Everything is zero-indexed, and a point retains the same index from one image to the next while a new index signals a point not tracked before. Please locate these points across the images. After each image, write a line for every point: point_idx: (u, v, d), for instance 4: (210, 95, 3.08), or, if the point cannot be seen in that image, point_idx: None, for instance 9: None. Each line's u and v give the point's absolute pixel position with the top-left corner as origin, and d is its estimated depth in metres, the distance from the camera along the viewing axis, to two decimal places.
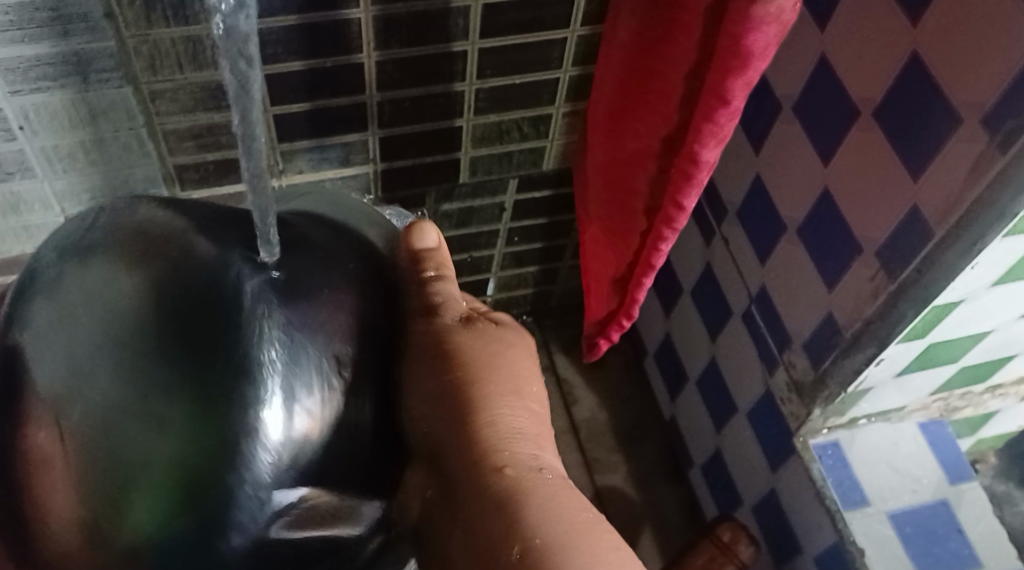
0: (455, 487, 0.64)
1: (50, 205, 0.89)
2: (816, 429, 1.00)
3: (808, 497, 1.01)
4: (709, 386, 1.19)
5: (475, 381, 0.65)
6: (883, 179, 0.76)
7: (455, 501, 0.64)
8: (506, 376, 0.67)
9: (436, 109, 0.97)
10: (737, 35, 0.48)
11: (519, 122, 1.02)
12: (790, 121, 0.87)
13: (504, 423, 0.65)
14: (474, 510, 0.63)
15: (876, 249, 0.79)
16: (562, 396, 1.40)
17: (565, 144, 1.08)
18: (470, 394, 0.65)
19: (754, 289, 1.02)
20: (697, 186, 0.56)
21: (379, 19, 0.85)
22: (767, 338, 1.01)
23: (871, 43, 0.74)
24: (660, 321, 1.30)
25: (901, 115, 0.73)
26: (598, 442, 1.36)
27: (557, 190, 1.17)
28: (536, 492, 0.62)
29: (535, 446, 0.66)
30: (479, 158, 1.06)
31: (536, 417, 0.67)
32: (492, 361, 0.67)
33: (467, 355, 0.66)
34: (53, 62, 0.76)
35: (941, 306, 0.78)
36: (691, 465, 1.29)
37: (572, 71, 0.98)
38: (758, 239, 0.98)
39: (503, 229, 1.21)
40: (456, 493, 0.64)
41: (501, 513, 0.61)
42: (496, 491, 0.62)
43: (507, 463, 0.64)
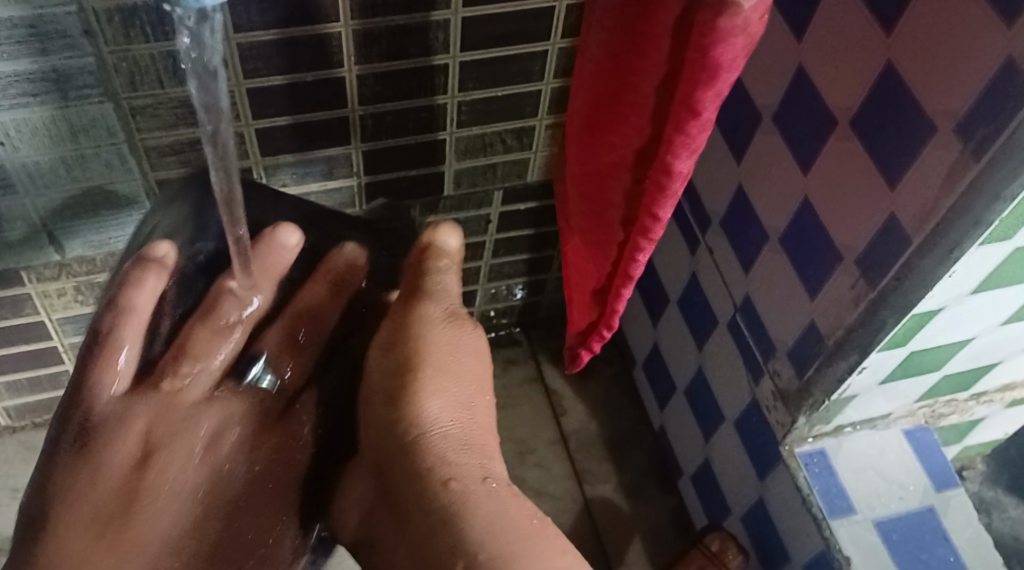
0: (397, 489, 0.69)
1: (33, 222, 0.88)
2: (802, 438, 1.00)
3: (795, 505, 1.01)
4: (697, 395, 1.19)
5: (424, 381, 0.71)
6: (860, 187, 0.76)
7: (399, 504, 0.68)
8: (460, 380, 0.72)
9: (418, 122, 0.97)
10: (705, 48, 0.48)
11: (502, 134, 1.03)
12: (769, 130, 0.87)
13: (440, 423, 0.69)
14: (419, 521, 0.66)
15: (855, 257, 0.79)
16: (551, 406, 1.40)
17: (549, 155, 1.09)
18: (416, 388, 0.71)
19: (739, 298, 1.02)
20: (671, 198, 0.56)
21: (359, 33, 0.86)
22: (752, 346, 1.02)
23: (846, 51, 0.74)
24: (648, 331, 1.31)
25: (877, 124, 0.73)
26: (588, 453, 1.36)
27: (542, 201, 1.18)
28: (478, 506, 0.65)
29: (480, 454, 0.69)
30: (463, 170, 1.06)
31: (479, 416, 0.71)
32: (451, 356, 0.73)
33: (426, 350, 0.73)
34: (33, 78, 0.77)
35: (921, 314, 0.78)
36: (680, 475, 1.29)
37: (553, 83, 0.98)
38: (741, 247, 0.99)
39: (489, 240, 1.21)
40: (399, 495, 0.68)
41: (445, 529, 0.64)
42: (439, 506, 0.65)
43: (453, 475, 0.66)
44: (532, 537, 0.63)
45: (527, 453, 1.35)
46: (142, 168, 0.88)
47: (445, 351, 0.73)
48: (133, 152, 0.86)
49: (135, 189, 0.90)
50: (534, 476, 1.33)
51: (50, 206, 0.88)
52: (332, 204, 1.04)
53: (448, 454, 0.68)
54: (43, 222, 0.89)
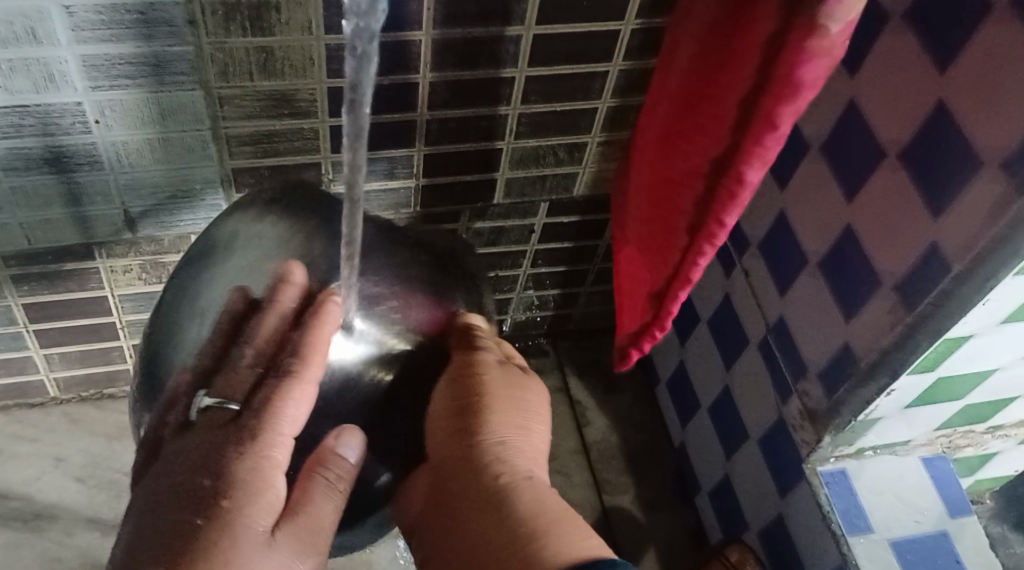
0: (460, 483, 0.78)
1: (111, 199, 0.94)
2: (824, 457, 1.04)
3: (814, 522, 1.05)
4: (722, 413, 1.23)
5: (490, 417, 0.80)
6: (904, 216, 0.81)
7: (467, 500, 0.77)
8: (513, 409, 0.81)
9: (480, 131, 1.02)
10: (793, 65, 0.54)
11: (556, 147, 1.08)
12: (816, 159, 0.92)
13: (507, 450, 0.79)
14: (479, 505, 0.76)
15: (894, 283, 0.84)
16: (575, 416, 1.44)
17: (597, 172, 1.13)
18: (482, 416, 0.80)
19: (772, 319, 1.06)
20: (740, 206, 0.61)
21: (437, 42, 0.91)
22: (783, 368, 1.06)
23: (900, 86, 0.79)
24: (676, 349, 1.35)
25: (925, 156, 0.78)
26: (609, 463, 1.40)
27: (586, 216, 1.23)
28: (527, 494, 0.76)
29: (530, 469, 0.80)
30: (514, 179, 1.11)
31: (533, 448, 0.82)
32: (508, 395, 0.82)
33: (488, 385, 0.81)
34: (135, 62, 0.82)
35: (953, 339, 0.82)
36: (699, 490, 1.33)
37: (610, 102, 1.03)
38: (780, 271, 1.03)
39: (530, 251, 1.26)
40: (467, 490, 0.77)
41: (494, 510, 0.75)
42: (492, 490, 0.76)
43: (505, 472, 0.78)
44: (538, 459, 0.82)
45: (550, 460, 1.39)
46: (221, 155, 0.93)
47: (509, 387, 0.82)
48: (216, 139, 0.91)
49: (211, 176, 0.95)
50: (556, 483, 1.37)
51: (131, 184, 0.93)
52: (387, 202, 1.08)
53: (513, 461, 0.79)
54: (121, 199, 0.95)
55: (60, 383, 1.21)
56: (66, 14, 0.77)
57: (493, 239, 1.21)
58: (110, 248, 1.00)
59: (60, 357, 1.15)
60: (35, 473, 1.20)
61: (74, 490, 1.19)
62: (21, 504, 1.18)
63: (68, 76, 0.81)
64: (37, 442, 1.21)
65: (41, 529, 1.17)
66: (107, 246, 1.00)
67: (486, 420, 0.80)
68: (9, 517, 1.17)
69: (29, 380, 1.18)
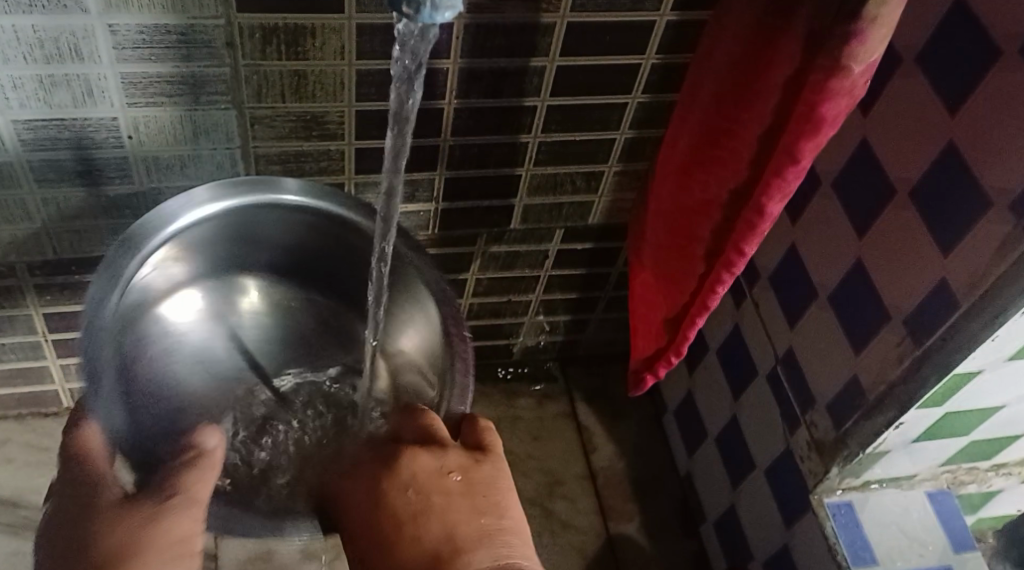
0: None
1: (140, 212, 0.97)
2: (831, 488, 1.06)
3: (819, 553, 1.06)
4: (729, 442, 1.25)
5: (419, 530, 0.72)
6: (914, 252, 0.83)
7: None
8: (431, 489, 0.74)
9: (500, 157, 1.05)
10: (815, 104, 0.56)
11: (573, 175, 1.10)
12: (829, 195, 0.95)
13: (455, 538, 0.71)
14: None
15: (903, 317, 0.86)
16: (581, 442, 1.45)
17: (612, 201, 1.16)
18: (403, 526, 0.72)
19: (781, 350, 1.09)
20: (759, 237, 0.63)
21: (464, 71, 0.93)
22: (791, 399, 1.08)
23: (911, 127, 0.82)
24: (683, 378, 1.37)
25: (934, 195, 0.80)
26: (614, 489, 1.41)
27: (599, 244, 1.25)
28: None
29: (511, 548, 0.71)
30: (532, 207, 1.14)
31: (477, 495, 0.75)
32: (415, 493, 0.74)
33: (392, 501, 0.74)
34: (172, 81, 0.85)
35: (960, 375, 0.84)
36: (704, 519, 1.34)
37: (628, 133, 1.06)
38: (790, 303, 1.06)
39: (543, 276, 1.28)
40: None
41: None
42: None
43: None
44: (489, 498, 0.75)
45: (555, 485, 1.40)
46: (249, 173, 0.95)
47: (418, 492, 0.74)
48: (245, 158, 0.94)
49: None
50: (561, 508, 1.38)
51: (161, 199, 0.96)
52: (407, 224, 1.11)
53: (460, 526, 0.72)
54: (149, 213, 0.97)
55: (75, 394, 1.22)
56: (109, 33, 0.80)
57: (509, 263, 1.24)
58: None
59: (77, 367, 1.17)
60: (48, 482, 1.21)
61: None
62: (31, 512, 1.19)
63: (107, 92, 0.84)
64: (50, 452, 1.23)
65: None
66: None
67: (422, 534, 0.71)
68: (20, 525, 1.18)
69: (45, 389, 1.20)
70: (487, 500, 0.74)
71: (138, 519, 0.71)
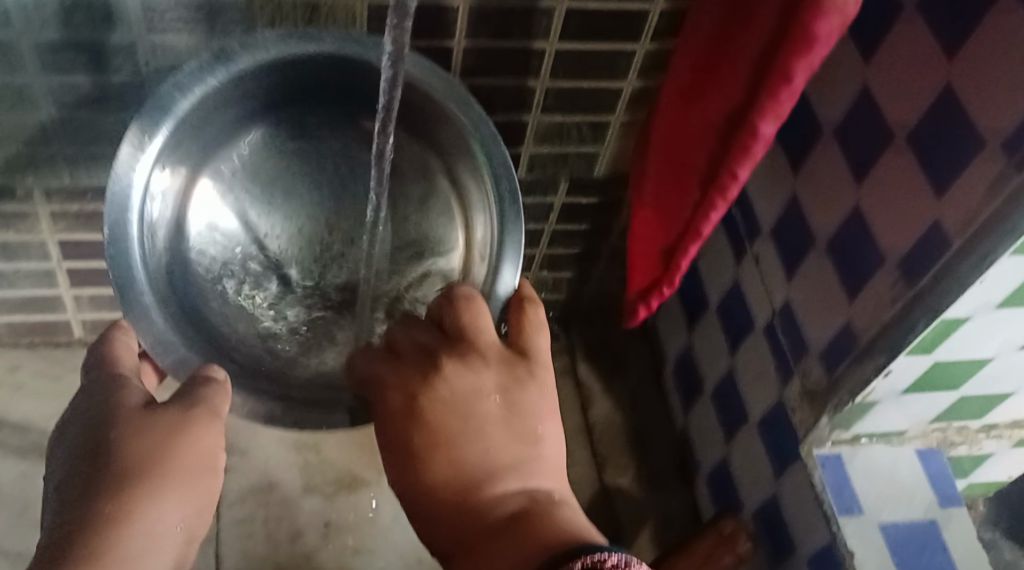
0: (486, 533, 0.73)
1: None
2: (821, 440, 1.08)
3: (806, 502, 1.08)
4: (724, 396, 1.27)
5: (434, 453, 0.77)
6: (910, 196, 0.85)
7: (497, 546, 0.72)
8: (459, 409, 0.78)
9: (507, 102, 1.07)
10: (809, 23, 0.58)
11: (579, 125, 1.12)
12: (829, 145, 0.96)
13: (468, 461, 0.76)
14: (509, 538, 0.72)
15: (897, 260, 0.87)
16: (579, 397, 1.49)
17: (617, 154, 1.18)
18: (422, 445, 0.77)
19: (778, 302, 1.11)
20: (752, 160, 0.65)
21: (474, 10, 0.95)
22: (787, 349, 1.10)
23: (909, 72, 0.83)
24: (683, 336, 1.39)
25: (931, 139, 0.82)
26: (609, 441, 1.45)
27: (604, 198, 1.27)
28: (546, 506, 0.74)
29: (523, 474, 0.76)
30: (538, 155, 1.16)
31: (499, 421, 0.78)
32: (446, 409, 0.78)
33: (425, 418, 0.78)
34: (189, 7, 0.87)
35: (949, 320, 0.86)
36: (696, 474, 1.36)
37: (635, 83, 1.07)
38: (788, 254, 1.07)
39: (548, 228, 1.31)
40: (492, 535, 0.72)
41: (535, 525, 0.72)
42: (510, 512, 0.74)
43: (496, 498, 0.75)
44: (510, 422, 0.78)
45: None
46: None
47: (450, 410, 0.78)
48: None
49: None
50: None
51: None
52: None
53: (481, 450, 0.76)
54: None
55: (87, 324, 1.25)
56: None
57: None
58: None
59: (89, 297, 1.20)
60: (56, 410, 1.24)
61: None
62: (40, 436, 1.22)
63: (126, 17, 0.87)
64: (59, 381, 1.25)
65: None
66: None
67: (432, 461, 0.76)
68: (28, 449, 1.21)
69: (57, 318, 1.23)
70: (510, 424, 0.78)
71: (163, 423, 0.79)
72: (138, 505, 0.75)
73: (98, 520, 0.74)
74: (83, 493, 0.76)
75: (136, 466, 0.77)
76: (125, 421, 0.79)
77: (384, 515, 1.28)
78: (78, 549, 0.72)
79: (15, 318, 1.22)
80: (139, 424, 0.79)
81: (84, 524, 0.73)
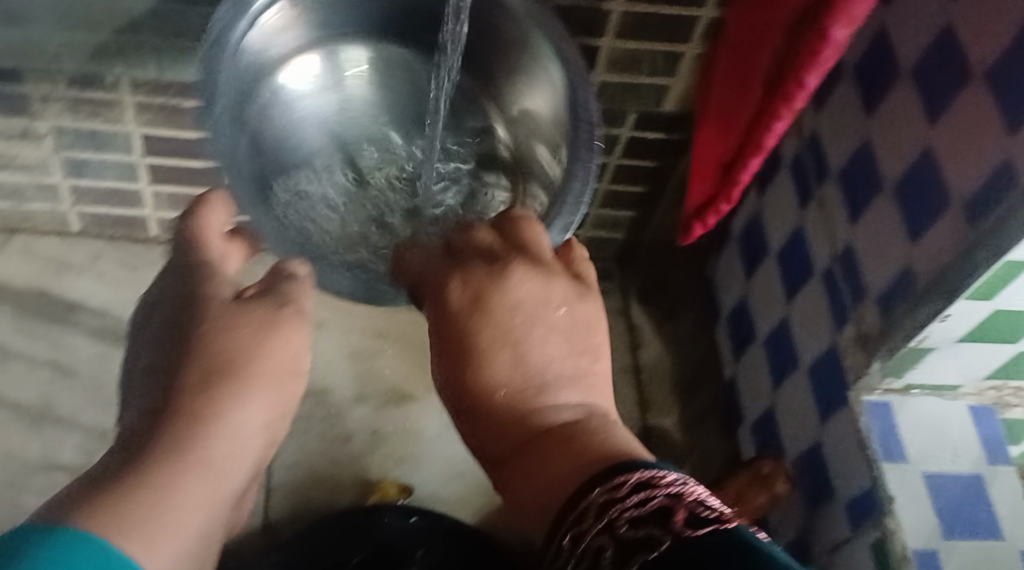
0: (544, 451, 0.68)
1: None
2: (871, 387, 1.06)
3: (850, 448, 1.07)
4: (777, 343, 1.26)
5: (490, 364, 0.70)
6: (982, 135, 0.83)
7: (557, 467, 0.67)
8: (517, 314, 0.71)
9: (581, 24, 1.08)
10: None
11: (652, 54, 1.12)
12: (907, 84, 0.95)
13: (528, 372, 0.70)
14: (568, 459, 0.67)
15: (963, 201, 0.86)
16: (630, 338, 1.52)
17: (688, 88, 1.17)
18: (478, 348, 0.70)
19: (840, 248, 1.09)
20: (818, 68, 0.65)
21: None
22: (843, 294, 1.09)
23: (994, 7, 0.82)
24: (740, 284, 1.39)
25: (1010, 76, 0.80)
26: (657, 383, 1.49)
27: (671, 135, 1.26)
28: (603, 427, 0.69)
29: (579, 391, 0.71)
30: (608, 83, 1.16)
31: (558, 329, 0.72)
32: (500, 310, 0.71)
33: (477, 322, 0.71)
34: None
35: (1014, 264, 0.84)
36: (741, 422, 1.36)
37: (711, 12, 1.06)
38: (854, 198, 1.06)
39: (612, 164, 1.30)
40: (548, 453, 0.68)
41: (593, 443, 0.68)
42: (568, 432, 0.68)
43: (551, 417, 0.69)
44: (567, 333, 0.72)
45: None
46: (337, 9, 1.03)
47: (510, 313, 0.71)
48: None
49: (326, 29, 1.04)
50: None
51: None
52: None
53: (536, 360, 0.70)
54: None
55: (163, 223, 1.31)
56: None
57: None
58: None
59: (167, 196, 1.26)
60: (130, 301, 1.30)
61: None
62: (114, 324, 1.27)
63: None
64: (135, 273, 1.31)
65: None
66: None
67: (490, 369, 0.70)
68: (105, 333, 1.26)
69: (137, 214, 1.29)
70: (568, 336, 0.72)
71: (255, 318, 0.76)
72: (215, 397, 0.71)
73: (177, 408, 0.70)
74: (170, 379, 0.73)
75: (220, 356, 0.73)
76: (223, 316, 0.75)
77: (430, 430, 1.32)
78: (168, 436, 0.68)
79: (96, 210, 1.28)
80: (230, 316, 0.76)
81: (162, 408, 0.70)
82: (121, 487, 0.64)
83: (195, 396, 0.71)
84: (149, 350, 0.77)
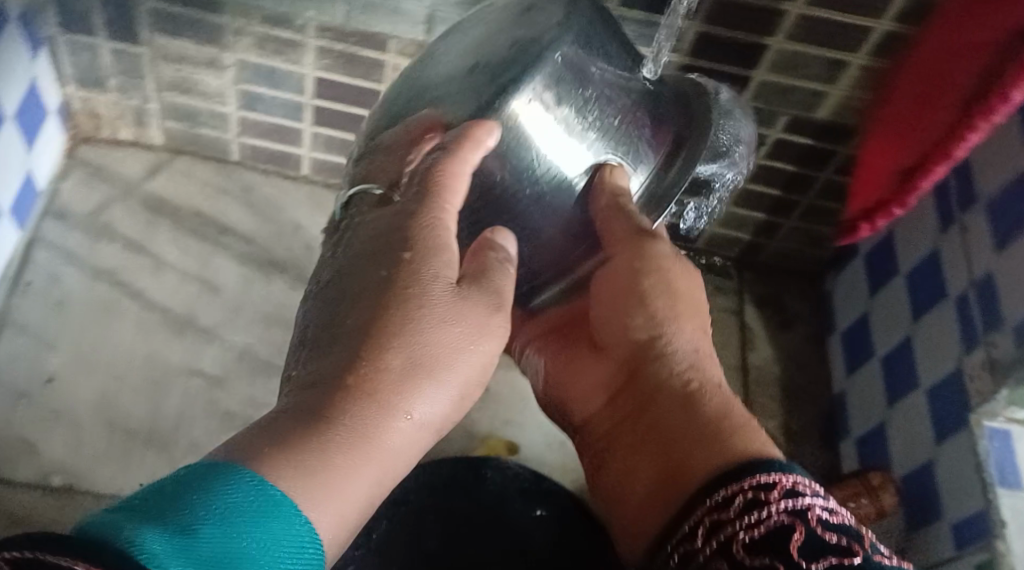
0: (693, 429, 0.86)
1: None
2: (994, 413, 1.06)
3: (964, 470, 1.08)
4: (895, 362, 1.27)
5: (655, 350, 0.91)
6: None
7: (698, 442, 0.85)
8: (679, 307, 0.92)
9: (753, 22, 1.11)
10: None
11: (817, 59, 1.14)
12: None
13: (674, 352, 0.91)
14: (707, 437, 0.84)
15: None
16: (742, 339, 1.49)
17: (846, 99, 1.19)
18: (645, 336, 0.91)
19: (979, 273, 1.10)
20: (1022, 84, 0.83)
21: None
22: (978, 318, 1.09)
23: None
24: (861, 301, 1.39)
25: None
26: (764, 388, 1.46)
27: (817, 144, 1.27)
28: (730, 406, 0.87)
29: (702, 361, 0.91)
30: (766, 84, 1.18)
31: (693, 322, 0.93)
32: (669, 297, 0.92)
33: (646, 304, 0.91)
34: None
35: None
36: (846, 435, 1.37)
37: (886, 26, 1.08)
38: (1003, 226, 1.07)
39: (752, 164, 1.32)
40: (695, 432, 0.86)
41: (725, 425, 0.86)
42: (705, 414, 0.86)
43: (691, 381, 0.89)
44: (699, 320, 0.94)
45: None
46: None
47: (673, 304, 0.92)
48: None
49: None
50: None
51: None
52: None
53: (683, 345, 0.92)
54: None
55: (314, 164, 1.37)
56: None
57: None
58: (402, 44, 1.15)
59: (324, 139, 1.32)
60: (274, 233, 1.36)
61: (302, 254, 1.35)
62: (258, 251, 1.34)
63: None
64: (283, 208, 1.38)
65: (272, 277, 1.33)
66: (401, 41, 1.15)
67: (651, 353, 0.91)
68: (250, 258, 1.34)
69: (291, 152, 1.35)
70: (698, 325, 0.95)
71: (470, 314, 0.80)
72: (411, 390, 0.77)
73: (378, 391, 0.75)
74: (360, 351, 0.77)
75: (423, 358, 0.77)
76: (442, 303, 0.79)
77: None
78: (353, 427, 0.73)
79: (256, 143, 1.35)
80: (443, 311, 0.79)
81: (366, 378, 0.75)
82: (311, 460, 0.71)
83: (388, 391, 0.75)
84: (340, 306, 0.80)
